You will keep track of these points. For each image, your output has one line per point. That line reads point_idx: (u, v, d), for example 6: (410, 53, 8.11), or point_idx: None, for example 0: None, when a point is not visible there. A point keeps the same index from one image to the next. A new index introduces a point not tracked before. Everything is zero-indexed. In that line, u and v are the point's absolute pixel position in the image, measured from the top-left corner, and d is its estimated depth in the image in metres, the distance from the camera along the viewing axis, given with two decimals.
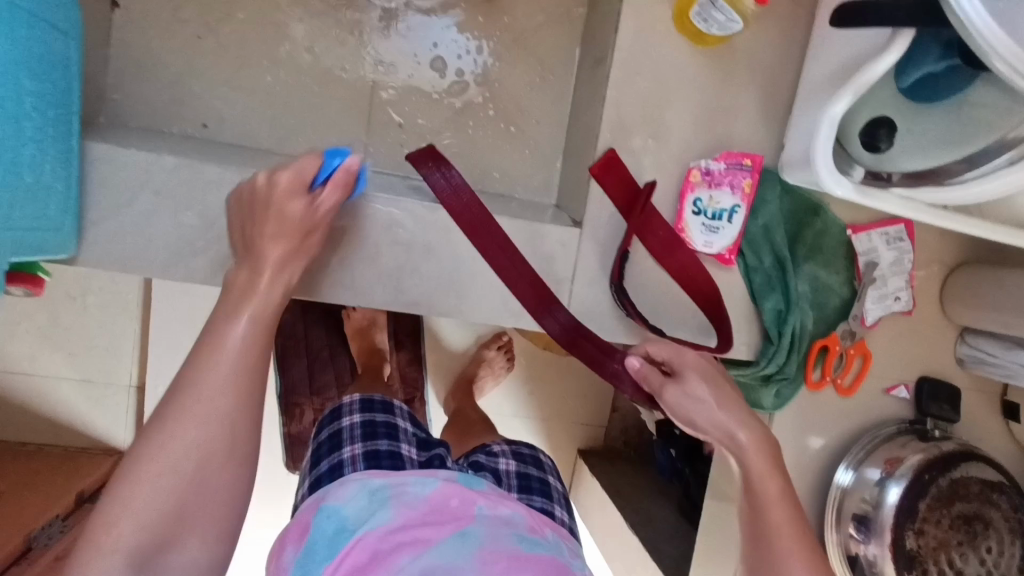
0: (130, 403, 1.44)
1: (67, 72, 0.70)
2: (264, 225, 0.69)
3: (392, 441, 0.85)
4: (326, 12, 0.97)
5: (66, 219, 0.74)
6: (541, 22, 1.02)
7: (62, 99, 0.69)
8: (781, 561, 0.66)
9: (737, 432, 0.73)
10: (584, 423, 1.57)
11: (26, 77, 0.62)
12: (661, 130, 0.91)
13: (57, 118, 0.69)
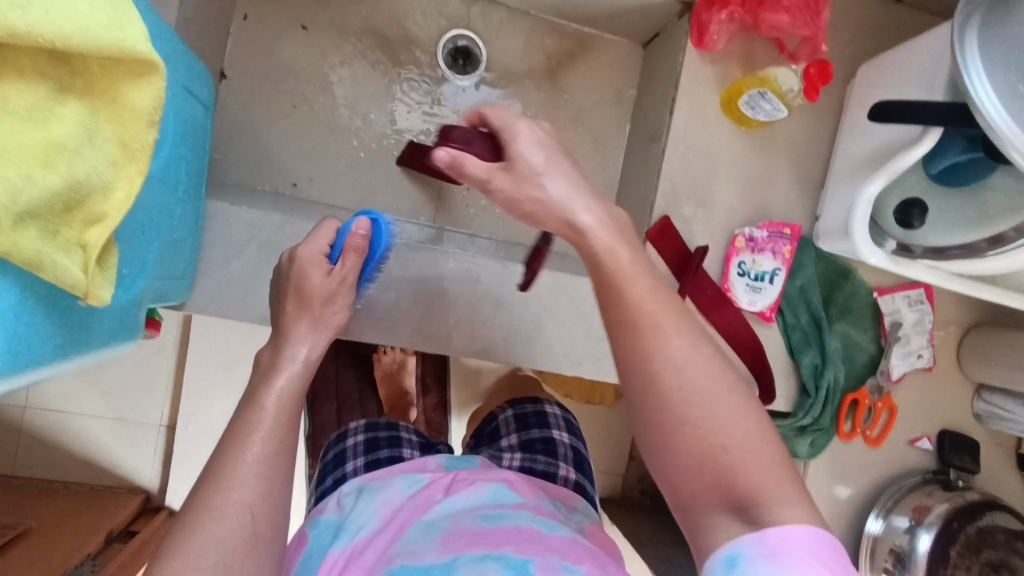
0: (159, 442, 1.47)
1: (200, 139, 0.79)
2: (290, 303, 0.78)
3: (394, 447, 0.99)
4: (408, 87, 1.08)
5: (187, 269, 0.82)
6: (595, 100, 1.15)
7: (195, 162, 0.79)
8: (654, 356, 0.56)
9: (574, 214, 0.64)
10: (604, 470, 1.61)
11: (179, 145, 0.72)
12: (709, 200, 1.02)
13: (193, 179, 0.78)
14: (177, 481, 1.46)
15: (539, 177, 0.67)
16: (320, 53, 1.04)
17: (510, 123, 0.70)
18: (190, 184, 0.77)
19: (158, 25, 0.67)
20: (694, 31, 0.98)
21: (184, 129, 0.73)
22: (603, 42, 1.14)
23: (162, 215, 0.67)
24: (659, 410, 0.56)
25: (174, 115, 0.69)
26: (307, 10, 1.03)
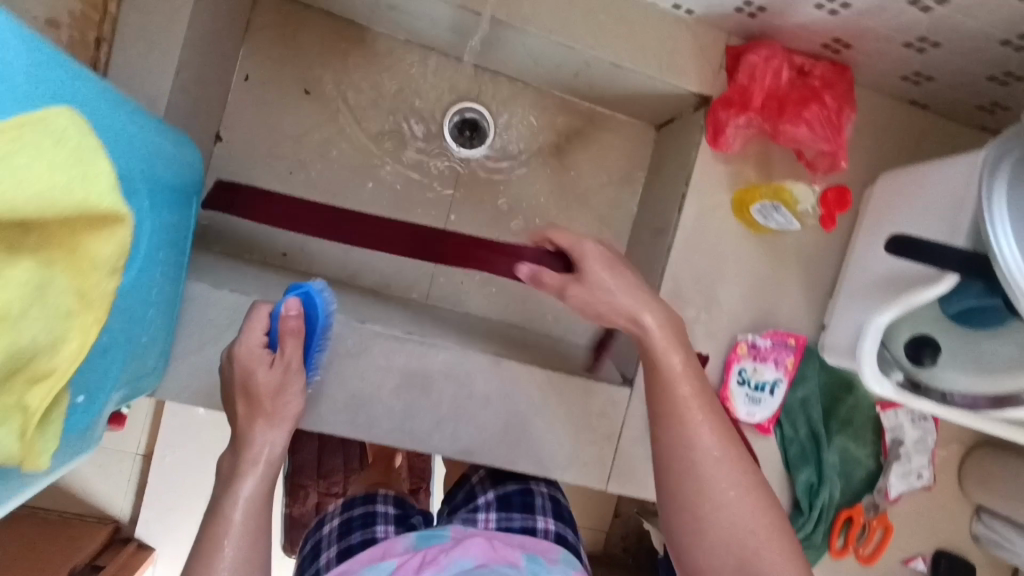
0: (135, 471, 1.41)
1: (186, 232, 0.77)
2: (239, 407, 0.76)
3: (365, 531, 0.94)
4: (409, 158, 1.04)
5: (160, 356, 0.78)
6: (603, 181, 1.11)
7: (180, 251, 0.76)
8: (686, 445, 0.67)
9: (641, 315, 0.70)
10: (587, 527, 1.55)
11: (164, 242, 0.69)
12: (712, 303, 0.97)
13: (176, 269, 0.75)
14: (148, 511, 1.42)
15: (642, 297, 0.71)
16: (320, 119, 1.01)
17: (576, 243, 0.72)
18: (173, 275, 0.74)
19: (148, 123, 0.64)
20: (709, 129, 0.93)
21: (170, 224, 0.70)
22: (615, 122, 1.10)
23: (136, 319, 0.64)
24: (674, 490, 0.67)
25: (160, 214, 0.67)
26: (309, 75, 1.00)
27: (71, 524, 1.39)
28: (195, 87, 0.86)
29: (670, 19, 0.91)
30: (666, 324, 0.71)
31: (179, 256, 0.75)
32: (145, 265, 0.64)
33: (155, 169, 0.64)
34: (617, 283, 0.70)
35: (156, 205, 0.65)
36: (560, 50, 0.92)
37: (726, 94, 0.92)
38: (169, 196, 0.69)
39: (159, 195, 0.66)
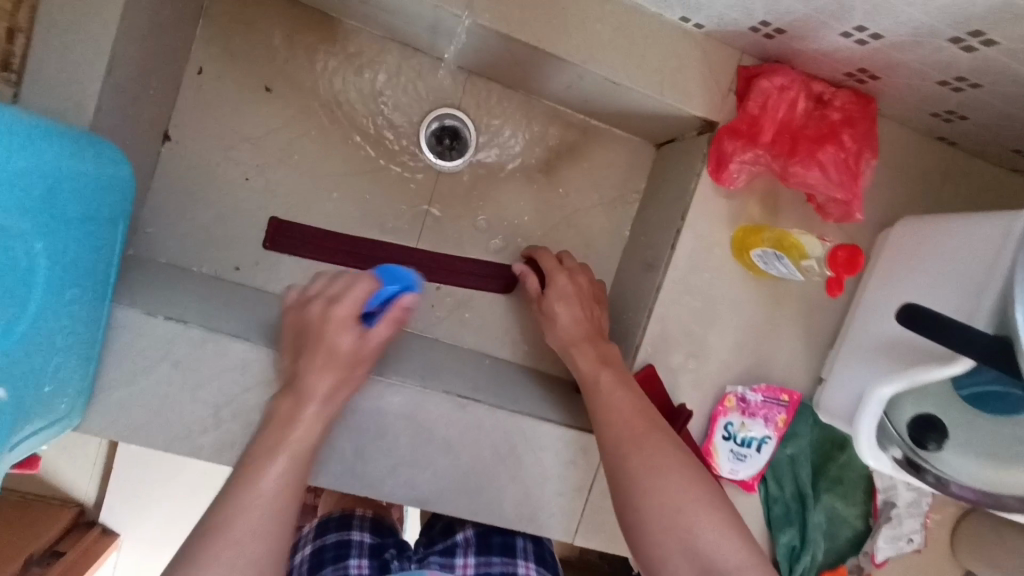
0: (100, 454, 1.31)
1: (108, 263, 0.71)
2: (315, 355, 0.71)
3: (338, 564, 0.88)
4: (379, 167, 0.95)
5: (81, 388, 0.72)
6: (594, 202, 1.01)
7: (93, 273, 0.68)
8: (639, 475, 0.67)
9: (580, 332, 0.83)
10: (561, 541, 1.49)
11: (53, 267, 0.61)
12: (701, 350, 0.89)
13: (86, 294, 0.67)
14: (113, 494, 1.32)
15: (586, 307, 0.87)
16: (283, 121, 0.91)
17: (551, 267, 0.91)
18: (84, 301, 0.67)
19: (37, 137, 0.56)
20: (712, 158, 0.83)
21: (66, 246, 0.62)
22: (611, 139, 1.00)
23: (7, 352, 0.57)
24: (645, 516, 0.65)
25: (45, 237, 0.59)
26: (271, 70, 0.90)
27: (29, 505, 1.29)
28: (134, 81, 0.76)
29: (674, 34, 0.81)
30: (599, 355, 0.80)
31: (89, 280, 0.67)
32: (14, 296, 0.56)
33: (31, 187, 0.55)
34: (568, 314, 0.85)
35: (32, 229, 0.56)
36: (551, 60, 0.81)
37: (733, 121, 0.82)
38: (66, 217, 0.61)
39: (43, 217, 0.58)
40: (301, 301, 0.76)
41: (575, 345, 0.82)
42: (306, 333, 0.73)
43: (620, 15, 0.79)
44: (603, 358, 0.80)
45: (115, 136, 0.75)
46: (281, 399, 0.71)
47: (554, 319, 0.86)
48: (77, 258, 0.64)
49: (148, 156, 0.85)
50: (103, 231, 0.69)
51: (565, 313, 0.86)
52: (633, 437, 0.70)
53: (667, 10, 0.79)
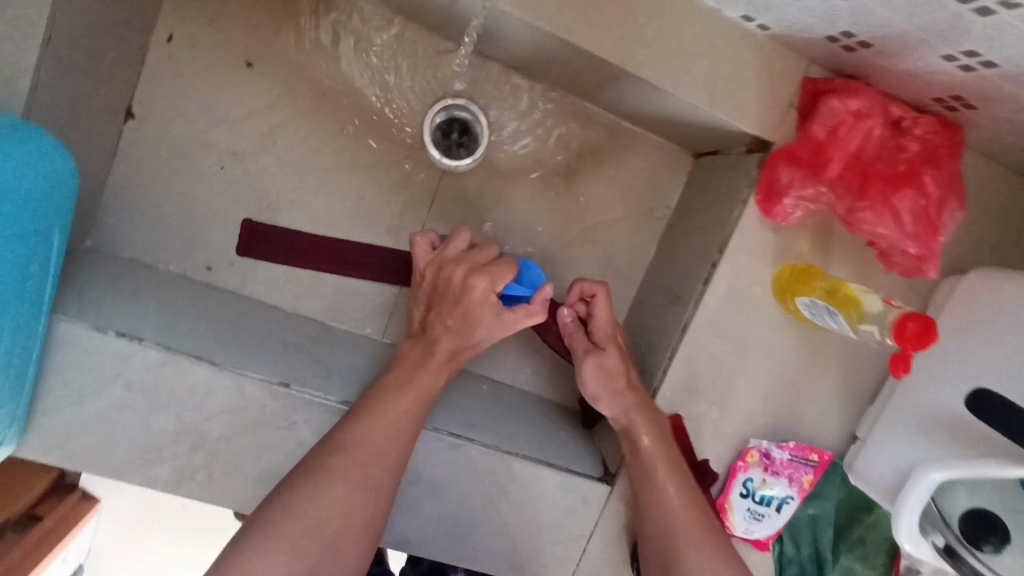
0: None
1: (41, 274, 0.60)
2: (448, 316, 0.71)
3: None
4: (376, 161, 0.83)
5: (15, 414, 0.62)
6: (617, 214, 0.89)
7: (19, 289, 0.57)
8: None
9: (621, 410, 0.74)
10: None
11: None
12: (725, 398, 0.79)
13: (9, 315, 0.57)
14: None
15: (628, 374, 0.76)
16: (268, 103, 0.80)
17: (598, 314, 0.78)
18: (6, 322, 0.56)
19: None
20: (762, 186, 0.71)
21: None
22: (641, 144, 0.88)
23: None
24: None
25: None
26: (255, 44, 0.78)
27: None
28: (87, 52, 0.64)
29: (732, 35, 0.67)
30: (658, 429, 0.73)
31: (13, 298, 0.56)
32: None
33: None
34: (602, 373, 0.75)
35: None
36: (584, 56, 0.68)
37: (792, 146, 0.69)
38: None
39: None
40: (437, 262, 0.75)
41: (624, 412, 0.74)
42: (443, 290, 0.73)
43: (670, 7, 0.65)
44: (661, 434, 0.73)
45: (60, 118, 0.63)
46: (401, 365, 0.70)
47: (586, 376, 0.76)
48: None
49: (106, 136, 0.73)
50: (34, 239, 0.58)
51: (596, 372, 0.75)
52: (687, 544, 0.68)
53: (727, 6, 0.65)
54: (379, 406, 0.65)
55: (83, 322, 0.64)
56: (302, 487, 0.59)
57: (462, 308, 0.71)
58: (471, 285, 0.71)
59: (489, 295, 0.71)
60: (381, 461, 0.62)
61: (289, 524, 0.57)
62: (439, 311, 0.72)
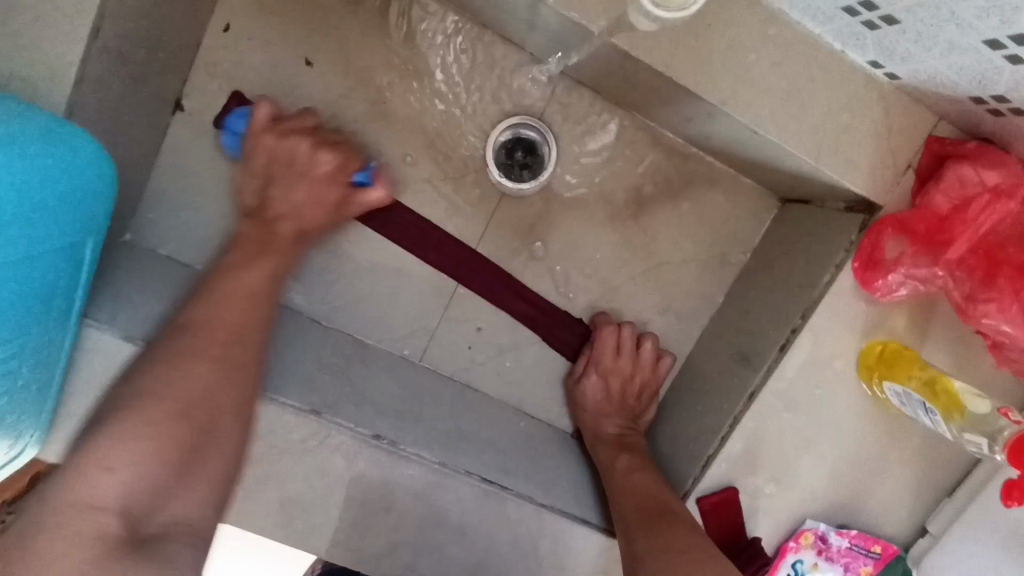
0: None
1: (74, 283, 0.55)
2: (293, 190, 0.69)
3: None
4: (433, 173, 0.78)
5: (40, 425, 0.57)
6: (685, 250, 0.82)
7: (45, 298, 0.52)
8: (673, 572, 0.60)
9: (602, 424, 0.79)
10: None
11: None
12: (789, 474, 0.70)
13: (28, 326, 0.51)
14: None
15: (622, 398, 0.80)
16: (324, 104, 0.75)
17: (597, 343, 0.80)
18: (31, 335, 0.51)
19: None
20: (862, 253, 0.63)
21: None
22: (718, 180, 0.81)
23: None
24: None
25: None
26: (316, 41, 0.73)
27: None
28: (140, 39, 0.59)
29: (850, 83, 0.59)
30: (622, 448, 0.76)
31: (36, 308, 0.51)
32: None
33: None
34: (594, 396, 0.80)
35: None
36: (677, 90, 0.60)
37: (904, 214, 0.61)
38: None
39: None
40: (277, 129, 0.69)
41: (599, 449, 0.78)
42: (282, 162, 0.69)
43: (783, 45, 0.57)
44: (624, 444, 0.77)
45: (107, 111, 0.59)
46: (245, 241, 0.66)
47: (581, 396, 0.80)
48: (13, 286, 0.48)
49: (152, 129, 0.69)
50: (63, 248, 0.52)
51: (592, 402, 0.80)
52: (644, 521, 0.66)
53: (853, 47, 0.57)
54: (226, 282, 0.62)
55: (114, 330, 0.59)
56: (96, 443, 0.49)
57: (303, 183, 0.69)
58: (317, 159, 0.70)
59: (336, 175, 0.70)
60: (237, 338, 0.59)
61: (153, 397, 0.52)
62: (274, 181, 0.69)
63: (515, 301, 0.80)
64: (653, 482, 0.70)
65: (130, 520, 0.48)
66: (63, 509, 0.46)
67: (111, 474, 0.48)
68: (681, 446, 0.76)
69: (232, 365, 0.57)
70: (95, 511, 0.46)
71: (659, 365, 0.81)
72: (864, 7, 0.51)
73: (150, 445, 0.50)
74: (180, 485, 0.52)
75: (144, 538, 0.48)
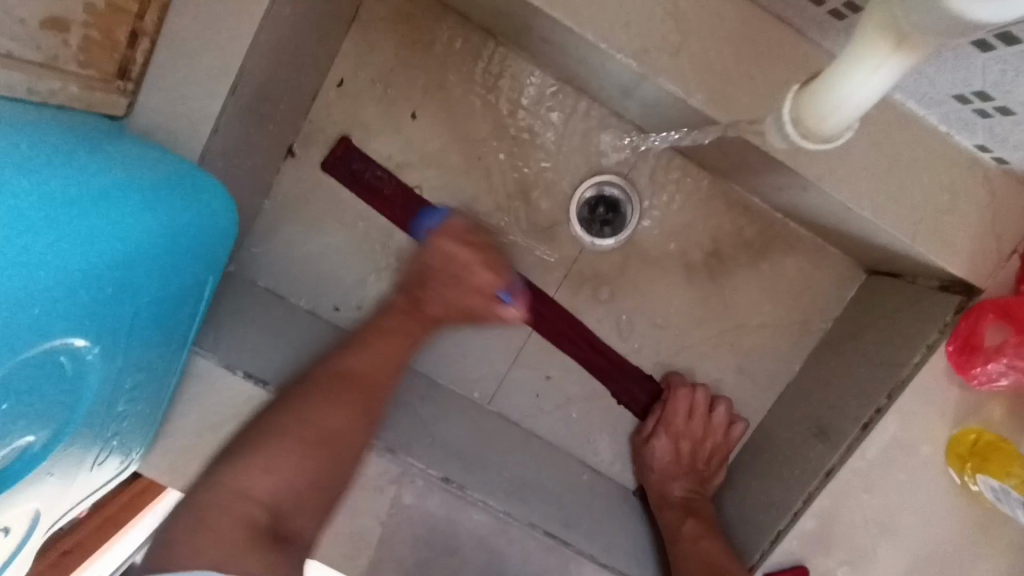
0: None
1: (192, 314, 0.60)
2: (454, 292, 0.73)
3: None
4: (516, 221, 0.80)
5: (144, 439, 0.61)
6: (764, 315, 0.81)
7: (168, 328, 0.57)
8: None
9: (670, 486, 0.78)
10: None
11: (103, 337, 0.49)
12: (864, 559, 0.66)
13: (151, 353, 0.55)
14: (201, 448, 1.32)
15: (692, 462, 0.79)
16: (423, 153, 0.79)
17: (669, 401, 0.80)
18: (151, 360, 0.56)
19: (60, 202, 0.43)
20: (958, 337, 0.61)
21: (124, 310, 0.50)
22: (803, 246, 0.80)
23: (46, 446, 0.46)
24: None
25: (87, 308, 0.46)
26: (420, 97, 0.78)
27: None
28: (268, 94, 0.65)
29: (954, 165, 0.58)
30: (689, 513, 0.75)
31: (159, 335, 0.56)
32: (46, 387, 0.45)
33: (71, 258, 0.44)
34: (664, 457, 0.79)
35: (80, 309, 0.45)
36: (772, 162, 0.61)
37: (1005, 301, 0.59)
38: (132, 278, 0.50)
39: (93, 291, 0.46)
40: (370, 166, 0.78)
41: (664, 510, 0.77)
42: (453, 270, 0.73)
43: (885, 125, 0.57)
44: (691, 508, 0.76)
45: (232, 157, 0.64)
46: (395, 312, 0.72)
47: (649, 454, 0.80)
48: (145, 317, 0.53)
49: (267, 173, 0.74)
50: (187, 285, 0.57)
51: (660, 462, 0.79)
52: None
53: (961, 131, 0.56)
54: (374, 339, 0.69)
55: (215, 358, 0.62)
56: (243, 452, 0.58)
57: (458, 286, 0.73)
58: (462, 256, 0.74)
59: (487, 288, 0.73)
60: (376, 387, 0.66)
61: (288, 429, 0.60)
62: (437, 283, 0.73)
63: (587, 350, 0.81)
64: (719, 553, 0.68)
65: (276, 515, 0.57)
66: (231, 496, 0.56)
67: (267, 474, 0.58)
68: (750, 517, 0.74)
69: (371, 414, 0.64)
70: (244, 497, 0.56)
71: (733, 432, 0.80)
72: (977, 97, 0.50)
73: (291, 462, 0.59)
74: (313, 454, 0.60)
75: (279, 532, 0.56)
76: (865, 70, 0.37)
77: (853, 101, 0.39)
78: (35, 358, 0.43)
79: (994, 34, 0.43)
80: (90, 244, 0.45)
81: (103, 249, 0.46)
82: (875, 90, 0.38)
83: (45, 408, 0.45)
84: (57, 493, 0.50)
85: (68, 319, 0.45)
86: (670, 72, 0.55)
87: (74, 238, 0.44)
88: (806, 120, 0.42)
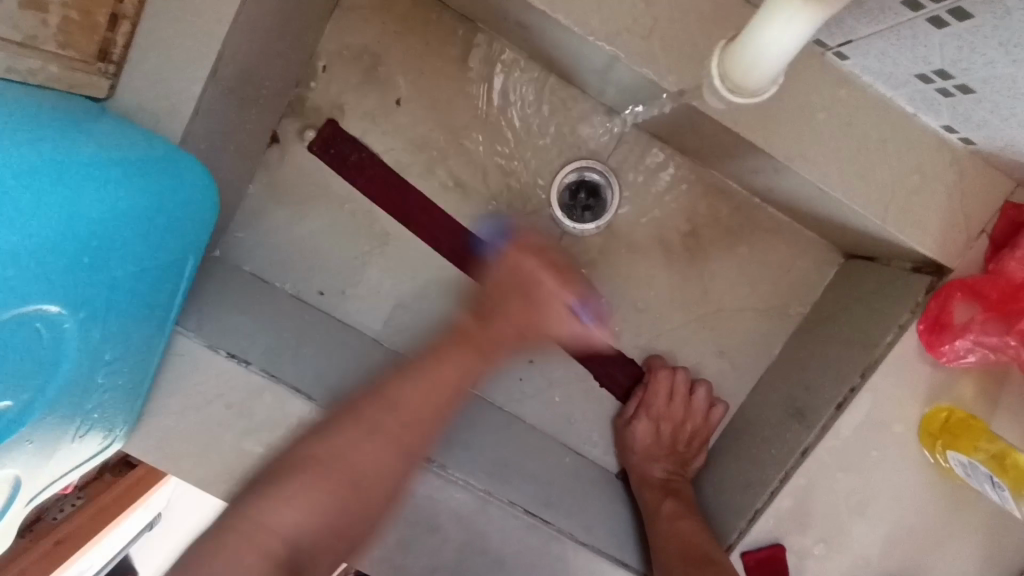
0: None
1: (174, 292, 0.60)
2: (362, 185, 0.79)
3: None
4: (499, 207, 0.81)
5: (128, 418, 0.62)
6: (743, 299, 0.83)
7: (149, 304, 0.57)
8: None
9: (650, 468, 0.79)
10: None
11: (80, 308, 0.50)
12: (839, 537, 0.67)
13: (131, 328, 0.56)
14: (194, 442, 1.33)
15: (672, 444, 0.81)
16: (406, 140, 0.80)
17: (650, 384, 0.81)
18: (132, 335, 0.57)
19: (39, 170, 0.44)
20: (928, 316, 0.62)
21: (100, 282, 0.51)
22: (781, 231, 0.82)
23: (22, 413, 0.47)
24: None
25: (62, 276, 0.47)
26: (402, 84, 0.79)
27: None
28: (249, 78, 0.66)
29: (922, 146, 0.59)
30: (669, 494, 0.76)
31: (140, 311, 0.57)
32: (20, 352, 0.46)
33: (43, 225, 0.44)
34: (645, 439, 0.80)
35: (54, 277, 0.46)
36: (745, 145, 0.62)
37: (973, 279, 0.60)
38: (108, 250, 0.50)
39: (67, 261, 0.47)
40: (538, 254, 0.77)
41: (644, 491, 0.78)
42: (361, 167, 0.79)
43: (854, 106, 0.58)
44: (671, 489, 0.77)
45: (213, 140, 0.65)
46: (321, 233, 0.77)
47: (630, 437, 0.81)
48: (123, 289, 0.54)
49: (250, 158, 0.75)
50: (168, 262, 0.58)
51: (640, 444, 0.80)
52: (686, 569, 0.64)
53: (927, 112, 0.57)
54: (426, 364, 0.70)
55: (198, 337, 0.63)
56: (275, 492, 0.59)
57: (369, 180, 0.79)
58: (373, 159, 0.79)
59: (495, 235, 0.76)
60: (421, 424, 0.66)
61: (323, 468, 0.61)
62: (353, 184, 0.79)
63: None
64: (696, 532, 0.69)
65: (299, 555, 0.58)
66: (251, 531, 0.56)
67: (288, 508, 0.58)
68: (728, 497, 0.75)
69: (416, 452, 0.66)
70: (275, 537, 0.57)
71: (713, 415, 0.81)
72: (939, 76, 0.51)
73: (320, 501, 0.60)
74: (355, 491, 0.62)
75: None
76: (780, 23, 0.42)
77: (767, 56, 0.45)
78: (6, 321, 0.43)
79: (948, 11, 0.44)
80: (64, 213, 0.46)
81: (78, 219, 0.47)
82: (790, 43, 0.44)
83: (21, 374, 0.46)
84: (35, 465, 0.51)
85: (42, 287, 0.45)
86: (642, 55, 0.56)
87: (48, 206, 0.45)
88: (732, 75, 0.49)
